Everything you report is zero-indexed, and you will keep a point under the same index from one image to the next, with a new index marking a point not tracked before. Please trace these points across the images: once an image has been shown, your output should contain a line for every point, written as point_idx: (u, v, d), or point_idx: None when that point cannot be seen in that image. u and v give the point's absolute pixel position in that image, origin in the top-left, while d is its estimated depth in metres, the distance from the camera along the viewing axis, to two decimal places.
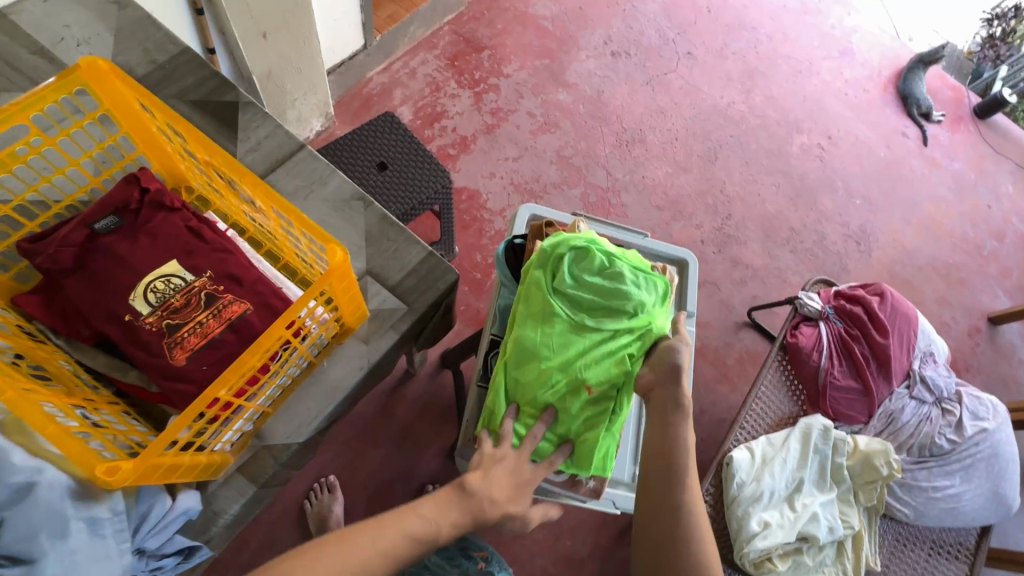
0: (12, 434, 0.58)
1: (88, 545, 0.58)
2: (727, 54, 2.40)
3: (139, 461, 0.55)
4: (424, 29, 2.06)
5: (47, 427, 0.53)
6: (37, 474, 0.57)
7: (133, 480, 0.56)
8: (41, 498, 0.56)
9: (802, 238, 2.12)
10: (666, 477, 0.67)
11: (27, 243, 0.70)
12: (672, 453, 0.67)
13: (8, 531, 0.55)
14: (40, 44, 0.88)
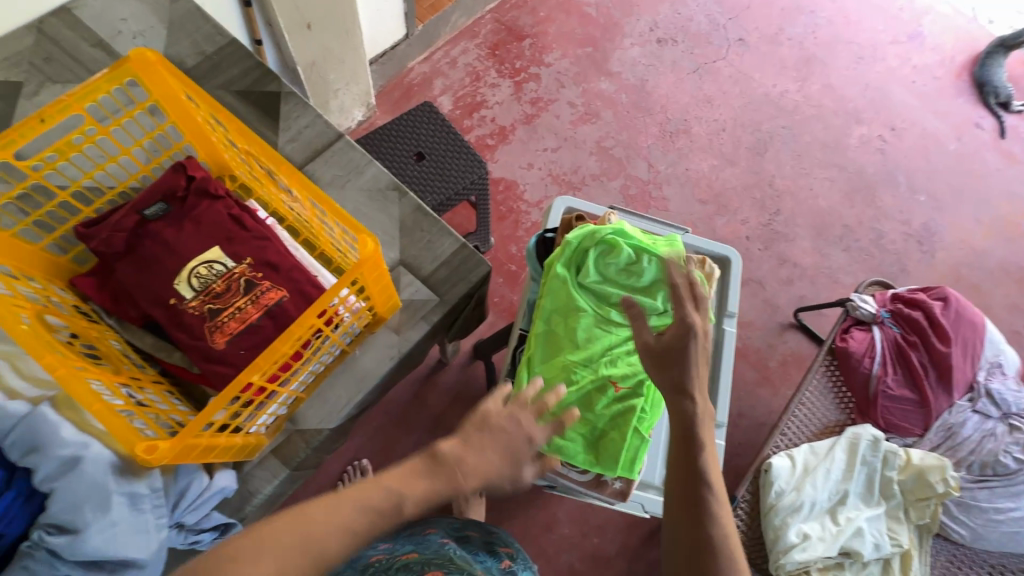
0: (63, 410, 0.64)
1: (129, 518, 0.62)
2: (782, 40, 2.27)
3: (176, 440, 0.57)
4: (466, 17, 2.04)
5: (94, 405, 0.56)
6: (83, 447, 0.61)
7: (172, 458, 0.59)
8: (86, 471, 0.61)
9: (858, 236, 2.00)
10: (687, 508, 0.62)
11: (83, 227, 0.74)
12: (692, 481, 0.62)
13: (57, 500, 0.60)
14: (99, 37, 0.92)
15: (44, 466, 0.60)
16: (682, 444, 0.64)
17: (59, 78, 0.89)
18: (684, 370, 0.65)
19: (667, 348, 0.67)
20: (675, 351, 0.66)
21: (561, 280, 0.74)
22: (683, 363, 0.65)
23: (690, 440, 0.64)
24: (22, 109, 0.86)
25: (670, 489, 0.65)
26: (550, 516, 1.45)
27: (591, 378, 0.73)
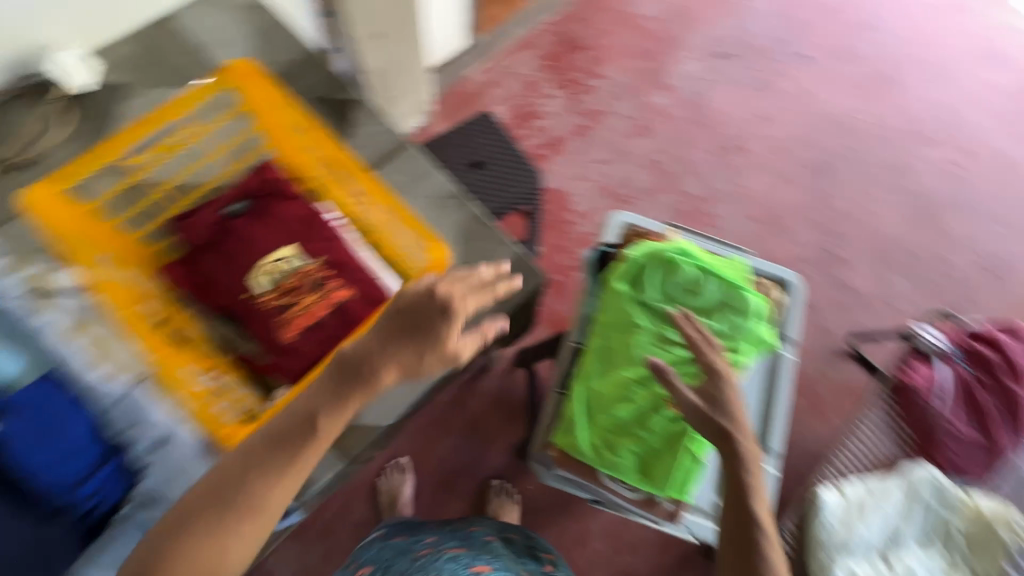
0: (155, 391, 0.73)
1: None
2: (849, 57, 2.20)
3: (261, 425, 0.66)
4: (524, 29, 2.08)
5: None
6: (171, 433, 0.73)
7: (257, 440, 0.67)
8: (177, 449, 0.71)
9: (923, 264, 1.90)
10: (743, 548, 0.64)
11: (178, 223, 0.81)
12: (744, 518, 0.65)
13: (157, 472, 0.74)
14: (193, 45, 0.99)
15: (143, 440, 0.74)
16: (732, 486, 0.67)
17: (157, 82, 0.96)
18: (729, 418, 0.69)
19: (706, 397, 0.71)
20: (716, 401, 0.70)
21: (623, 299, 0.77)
22: (726, 411, 0.69)
23: (738, 480, 0.67)
24: (125, 110, 0.94)
25: (726, 536, 0.66)
26: (583, 529, 1.45)
27: (647, 395, 0.76)
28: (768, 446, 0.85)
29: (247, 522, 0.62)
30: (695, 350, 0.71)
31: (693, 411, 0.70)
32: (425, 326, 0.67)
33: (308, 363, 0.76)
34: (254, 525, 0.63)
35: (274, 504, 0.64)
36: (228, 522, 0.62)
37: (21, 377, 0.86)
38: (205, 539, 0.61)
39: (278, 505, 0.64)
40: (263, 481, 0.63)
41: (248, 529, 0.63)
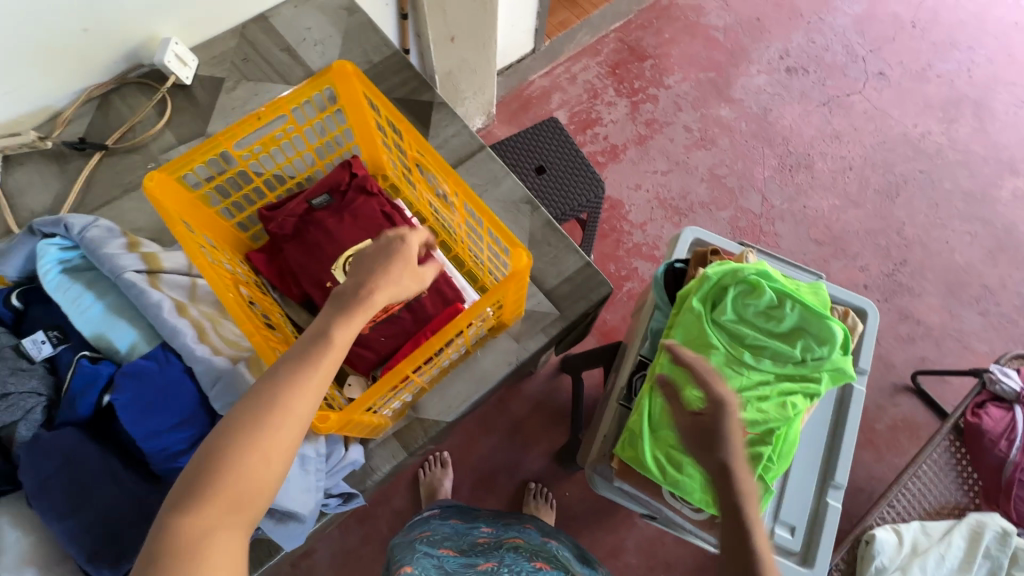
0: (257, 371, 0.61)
1: (298, 475, 0.67)
2: (929, 77, 2.09)
3: (342, 415, 0.65)
4: (590, 35, 2.07)
5: None
6: None
7: (336, 429, 0.67)
8: None
9: (999, 300, 1.79)
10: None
11: (266, 211, 0.85)
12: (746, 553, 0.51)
13: None
14: (288, 43, 1.04)
15: None
16: (732, 529, 0.52)
17: (253, 76, 1.02)
18: (729, 452, 0.55)
19: (707, 425, 0.57)
20: (716, 428, 0.57)
21: (694, 314, 0.70)
22: (726, 443, 0.55)
23: (738, 524, 0.52)
24: (221, 101, 1.00)
25: None
26: (617, 541, 1.44)
27: None
28: (835, 480, 0.80)
29: (253, 453, 0.49)
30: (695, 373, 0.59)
31: (689, 439, 0.58)
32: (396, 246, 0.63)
33: (381, 356, 0.78)
34: (273, 448, 0.50)
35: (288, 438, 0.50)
36: (218, 459, 0.48)
37: (138, 347, 0.61)
38: (195, 486, 0.47)
39: (288, 432, 0.50)
40: (265, 405, 0.50)
41: (267, 453, 0.49)
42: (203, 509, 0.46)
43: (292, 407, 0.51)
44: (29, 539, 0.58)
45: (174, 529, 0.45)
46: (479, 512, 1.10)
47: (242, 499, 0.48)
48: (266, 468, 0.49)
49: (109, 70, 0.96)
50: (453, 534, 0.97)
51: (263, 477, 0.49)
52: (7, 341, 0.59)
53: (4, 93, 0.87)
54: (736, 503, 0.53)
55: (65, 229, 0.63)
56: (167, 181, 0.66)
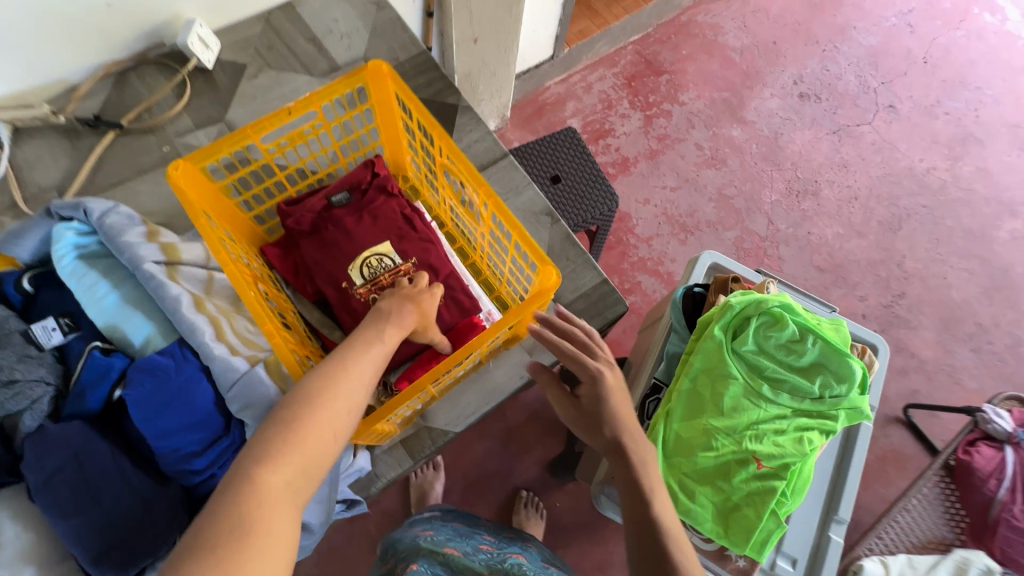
0: (272, 374, 0.58)
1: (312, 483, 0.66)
2: (938, 113, 2.12)
3: (362, 425, 0.64)
4: (609, 46, 2.07)
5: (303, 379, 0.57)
6: None
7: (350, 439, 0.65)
8: None
9: (991, 339, 1.82)
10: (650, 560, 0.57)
11: (285, 205, 0.83)
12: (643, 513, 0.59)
13: None
14: (313, 33, 1.02)
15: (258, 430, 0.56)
16: (632, 498, 0.60)
17: (276, 65, 1.00)
18: (613, 430, 0.63)
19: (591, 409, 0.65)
20: (597, 410, 0.64)
21: (715, 342, 0.69)
22: (609, 423, 0.63)
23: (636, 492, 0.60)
24: (242, 87, 0.97)
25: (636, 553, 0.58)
26: (604, 555, 1.44)
27: (734, 448, 0.66)
28: (838, 515, 0.80)
29: (325, 423, 0.51)
30: (563, 358, 0.65)
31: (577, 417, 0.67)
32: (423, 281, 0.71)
33: (393, 362, 0.77)
34: (317, 432, 0.50)
35: (352, 420, 0.54)
36: (292, 425, 0.50)
37: (152, 340, 0.58)
38: (265, 450, 0.48)
39: (354, 411, 0.53)
40: (335, 381, 0.53)
41: (314, 435, 0.50)
42: (277, 469, 0.48)
43: (360, 385, 0.54)
44: (27, 537, 0.56)
45: (248, 488, 0.46)
46: (479, 521, 1.11)
47: (311, 469, 0.49)
48: (330, 442, 0.51)
49: (129, 47, 0.93)
50: (455, 536, 0.98)
51: (326, 452, 0.51)
52: (16, 325, 0.57)
53: (19, 62, 0.84)
54: (632, 473, 0.61)
55: (83, 215, 0.62)
56: (193, 171, 0.64)
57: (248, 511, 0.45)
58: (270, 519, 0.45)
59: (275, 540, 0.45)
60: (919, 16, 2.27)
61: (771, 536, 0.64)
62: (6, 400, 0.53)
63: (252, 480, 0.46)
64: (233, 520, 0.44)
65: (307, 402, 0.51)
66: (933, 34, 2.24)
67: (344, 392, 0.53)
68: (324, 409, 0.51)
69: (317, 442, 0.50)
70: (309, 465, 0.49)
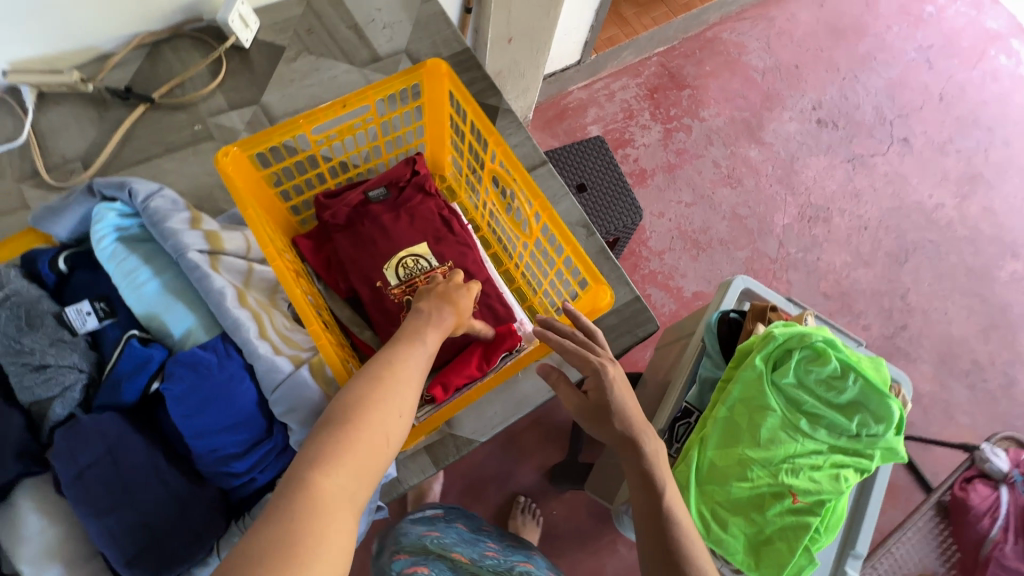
0: (316, 376, 0.57)
1: None
2: (949, 151, 2.15)
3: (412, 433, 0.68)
4: (634, 55, 2.06)
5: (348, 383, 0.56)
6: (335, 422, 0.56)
7: None
8: None
9: (986, 376, 1.85)
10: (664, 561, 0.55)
11: (323, 197, 0.80)
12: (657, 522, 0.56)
13: None
14: (355, 21, 0.99)
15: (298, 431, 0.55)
16: (644, 495, 0.57)
17: (315, 50, 0.97)
18: (624, 423, 0.59)
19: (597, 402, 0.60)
20: (604, 403, 0.59)
21: (755, 372, 0.69)
22: (618, 415, 0.58)
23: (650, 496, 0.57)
24: (279, 71, 0.95)
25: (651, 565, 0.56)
26: (598, 565, 1.43)
27: (769, 480, 0.66)
28: (855, 550, 0.80)
29: (378, 428, 0.50)
30: (566, 354, 0.59)
31: (584, 415, 0.62)
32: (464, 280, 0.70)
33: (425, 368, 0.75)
34: (368, 437, 0.49)
35: (401, 427, 0.52)
36: (347, 429, 0.48)
37: (193, 334, 0.57)
38: (319, 456, 0.47)
39: (404, 417, 0.52)
40: (385, 386, 0.52)
41: (366, 440, 0.49)
42: (332, 475, 0.46)
43: (408, 388, 0.53)
44: (50, 533, 0.54)
45: (304, 494, 0.44)
46: (479, 523, 1.09)
47: (365, 475, 0.48)
48: (382, 447, 0.50)
49: (165, 19, 0.90)
50: (461, 542, 0.97)
51: (378, 457, 0.49)
52: (50, 307, 0.56)
53: (52, 27, 0.80)
54: (644, 470, 0.57)
55: (128, 195, 0.60)
56: (241, 159, 0.62)
57: (309, 519, 0.43)
58: (326, 526, 0.43)
59: (331, 546, 0.43)
60: (938, 52, 2.30)
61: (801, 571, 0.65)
62: (38, 385, 0.53)
63: (309, 487, 0.45)
64: (294, 528, 0.42)
65: (359, 406, 0.50)
66: (950, 71, 2.27)
67: (393, 398, 0.52)
68: (375, 414, 0.50)
69: (367, 447, 0.49)
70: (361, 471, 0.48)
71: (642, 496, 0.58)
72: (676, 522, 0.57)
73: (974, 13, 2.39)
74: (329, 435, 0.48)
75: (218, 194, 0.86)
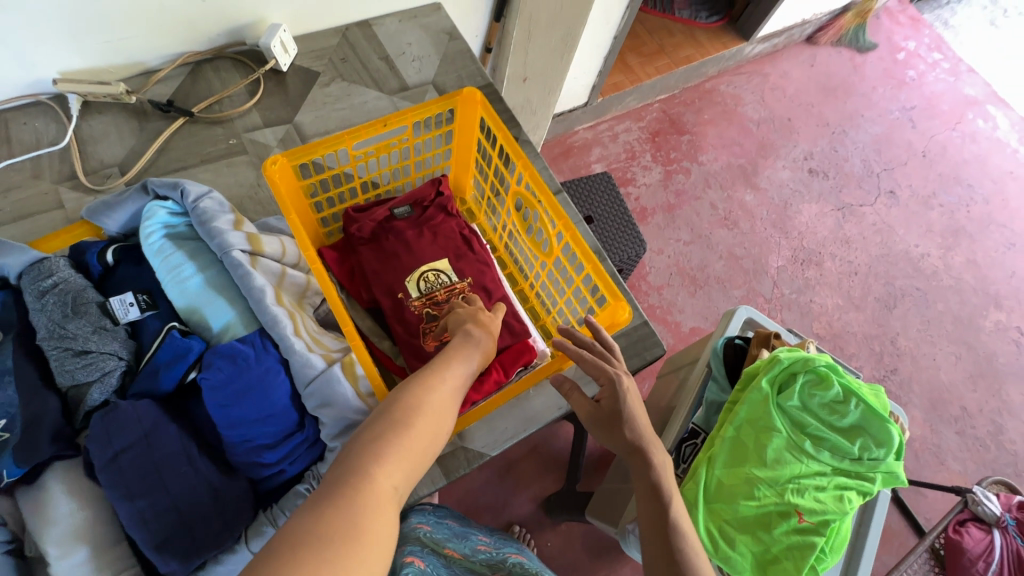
0: (347, 372, 0.61)
1: None
2: (934, 204, 2.26)
3: None
4: (637, 101, 2.18)
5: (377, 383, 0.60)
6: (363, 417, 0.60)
7: None
8: None
9: (974, 423, 1.89)
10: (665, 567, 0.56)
11: (352, 211, 0.84)
12: (659, 526, 0.58)
13: None
14: (387, 53, 1.07)
15: (329, 426, 0.59)
16: (650, 503, 0.59)
17: (348, 77, 1.03)
18: (634, 431, 0.60)
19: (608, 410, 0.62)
20: (615, 411, 0.61)
21: (761, 394, 0.72)
22: (629, 423, 0.60)
23: (657, 502, 0.58)
24: (313, 94, 1.00)
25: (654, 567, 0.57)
26: None
27: (775, 500, 0.67)
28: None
29: (430, 433, 0.53)
30: (583, 364, 0.62)
31: (594, 422, 0.63)
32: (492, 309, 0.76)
33: None
34: (421, 439, 0.53)
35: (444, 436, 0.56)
36: (404, 429, 0.52)
37: (231, 327, 0.61)
38: (378, 450, 0.49)
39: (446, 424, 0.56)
40: (437, 395, 0.56)
41: (419, 443, 0.52)
42: (390, 472, 0.49)
43: (452, 399, 0.58)
44: (74, 519, 0.56)
45: (365, 483, 0.46)
46: (470, 521, 1.01)
47: (412, 475, 0.51)
48: (427, 452, 0.53)
49: (209, 41, 0.96)
50: (453, 535, 0.88)
51: (423, 459, 0.52)
52: (94, 296, 0.61)
53: (106, 41, 0.85)
54: (652, 477, 0.59)
55: (179, 195, 0.66)
56: (286, 167, 0.67)
57: (370, 508, 0.45)
58: (382, 516, 0.45)
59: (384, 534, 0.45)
60: (920, 113, 2.45)
61: None
62: (79, 369, 0.57)
63: (369, 477, 0.47)
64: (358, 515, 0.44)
65: (414, 410, 0.54)
66: (932, 131, 2.41)
67: (442, 405, 0.56)
68: (429, 419, 0.54)
69: (417, 448, 0.52)
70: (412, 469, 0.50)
71: (646, 502, 0.59)
72: (680, 530, 0.58)
73: (952, 80, 2.56)
74: (388, 433, 0.51)
75: (247, 204, 0.89)
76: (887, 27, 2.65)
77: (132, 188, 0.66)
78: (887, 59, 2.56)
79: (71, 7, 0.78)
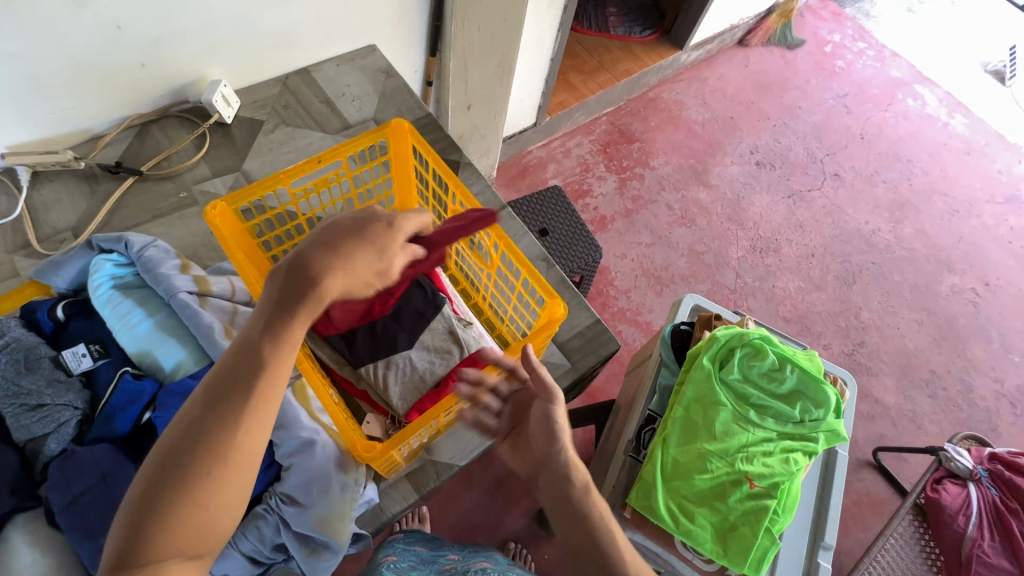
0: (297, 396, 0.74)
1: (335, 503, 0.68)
2: (878, 182, 2.37)
3: (385, 446, 0.66)
4: (585, 116, 2.28)
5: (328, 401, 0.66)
6: (316, 433, 0.70)
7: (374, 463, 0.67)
8: (318, 455, 0.69)
9: (945, 384, 1.95)
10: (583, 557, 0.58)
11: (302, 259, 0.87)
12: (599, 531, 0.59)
13: (294, 476, 0.68)
14: (327, 96, 1.13)
15: (286, 444, 0.69)
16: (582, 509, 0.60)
17: (291, 122, 1.09)
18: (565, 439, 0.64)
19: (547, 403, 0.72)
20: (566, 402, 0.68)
21: (704, 372, 0.76)
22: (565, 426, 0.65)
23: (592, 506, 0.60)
24: (260, 141, 1.06)
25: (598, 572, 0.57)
26: None
27: (727, 470, 0.72)
28: (824, 541, 0.84)
29: (216, 477, 0.47)
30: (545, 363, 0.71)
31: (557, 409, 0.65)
32: (375, 231, 0.56)
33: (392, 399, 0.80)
34: (213, 483, 0.47)
35: (249, 463, 0.49)
36: (187, 477, 0.46)
37: (182, 366, 0.67)
38: (153, 509, 0.46)
39: (253, 452, 0.50)
40: (229, 417, 0.48)
41: (209, 489, 0.47)
42: (166, 537, 0.46)
43: (254, 418, 0.49)
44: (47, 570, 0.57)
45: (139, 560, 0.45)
46: (444, 542, 1.03)
47: (206, 530, 0.47)
48: (224, 493, 0.48)
49: (153, 102, 1.00)
50: (419, 562, 0.89)
51: (217, 509, 0.48)
52: (46, 351, 0.64)
53: (52, 113, 0.90)
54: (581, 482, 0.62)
55: (124, 248, 0.72)
56: (228, 211, 0.71)
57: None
58: None
59: None
60: (853, 99, 2.59)
61: (766, 553, 0.69)
62: (34, 423, 0.60)
63: (146, 547, 0.45)
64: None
65: (200, 447, 0.47)
66: (866, 114, 2.55)
67: (247, 439, 0.49)
68: (217, 455, 0.47)
69: (218, 496, 0.48)
70: (208, 528, 0.47)
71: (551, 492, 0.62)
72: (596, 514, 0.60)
73: (879, 65, 2.72)
74: (165, 479, 0.46)
75: (203, 251, 0.93)
76: (812, 23, 2.81)
77: (76, 246, 0.71)
78: (815, 52, 2.71)
79: (13, 84, 0.83)
